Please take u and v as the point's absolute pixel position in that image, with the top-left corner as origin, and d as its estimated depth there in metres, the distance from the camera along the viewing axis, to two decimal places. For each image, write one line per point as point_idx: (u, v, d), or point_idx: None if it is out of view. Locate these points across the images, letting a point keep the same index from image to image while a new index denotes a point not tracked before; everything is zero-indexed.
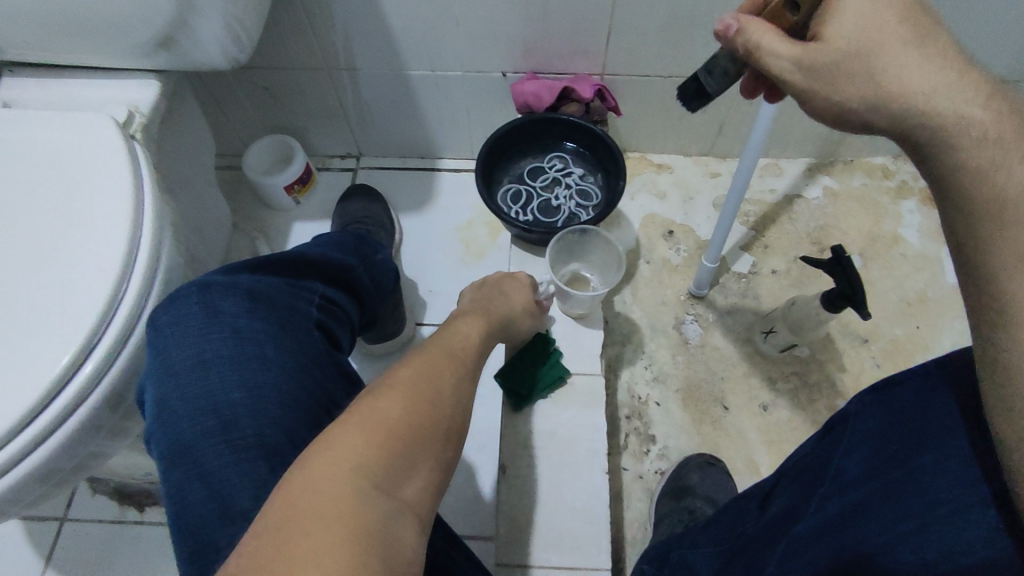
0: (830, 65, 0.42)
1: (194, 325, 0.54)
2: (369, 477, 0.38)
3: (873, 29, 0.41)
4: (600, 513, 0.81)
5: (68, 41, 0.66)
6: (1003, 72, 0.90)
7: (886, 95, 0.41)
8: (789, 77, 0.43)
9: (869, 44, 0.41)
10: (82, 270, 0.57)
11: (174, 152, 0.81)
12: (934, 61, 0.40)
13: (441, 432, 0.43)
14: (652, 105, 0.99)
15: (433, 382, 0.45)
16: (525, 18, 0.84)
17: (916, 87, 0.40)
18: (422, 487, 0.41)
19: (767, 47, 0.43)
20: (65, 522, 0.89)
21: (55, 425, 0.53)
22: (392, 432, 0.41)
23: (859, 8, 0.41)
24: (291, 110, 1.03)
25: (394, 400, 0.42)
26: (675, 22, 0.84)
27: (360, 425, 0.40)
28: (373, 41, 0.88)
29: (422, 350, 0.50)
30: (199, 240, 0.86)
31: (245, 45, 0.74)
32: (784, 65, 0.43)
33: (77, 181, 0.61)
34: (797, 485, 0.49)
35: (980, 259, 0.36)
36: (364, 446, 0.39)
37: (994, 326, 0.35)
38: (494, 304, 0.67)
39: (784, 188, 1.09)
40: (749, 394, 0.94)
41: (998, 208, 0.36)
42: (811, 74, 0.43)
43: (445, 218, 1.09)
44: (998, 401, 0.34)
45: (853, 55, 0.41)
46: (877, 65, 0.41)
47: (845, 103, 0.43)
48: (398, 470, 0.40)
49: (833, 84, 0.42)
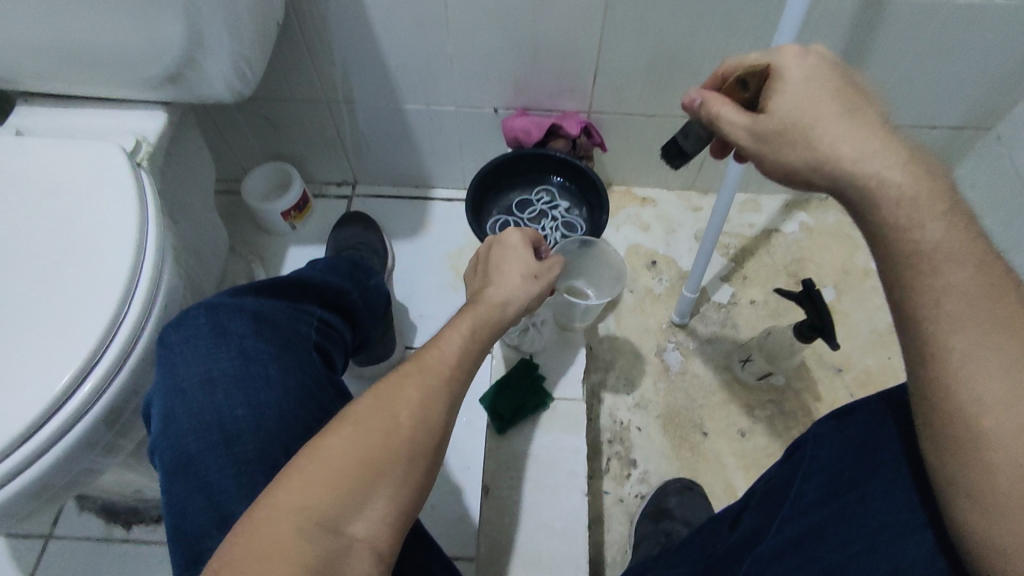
0: (777, 132, 0.46)
1: (204, 345, 0.57)
2: (313, 516, 0.41)
3: (810, 105, 0.45)
4: (579, 534, 0.83)
5: (82, 74, 0.70)
6: (961, 120, 0.98)
7: (821, 160, 0.44)
8: (742, 143, 0.48)
9: (807, 116, 0.45)
10: (85, 293, 0.60)
11: (176, 178, 0.85)
12: (861, 134, 0.43)
13: (397, 463, 0.45)
14: (635, 142, 1.04)
15: (391, 412, 0.47)
16: (516, 60, 0.90)
17: (844, 152, 0.43)
18: (378, 520, 0.43)
19: (724, 116, 0.49)
20: (50, 540, 0.90)
21: (51, 443, 0.55)
22: (340, 470, 0.43)
23: (795, 90, 0.46)
24: (289, 139, 1.07)
25: (344, 438, 0.44)
26: (656, 66, 0.90)
27: (312, 465, 0.43)
28: (371, 77, 0.93)
29: (398, 370, 0.50)
30: (196, 262, 0.89)
31: (250, 81, 0.78)
32: (739, 131, 0.48)
33: (85, 207, 0.64)
34: (761, 507, 0.54)
35: (907, 302, 0.39)
36: (308, 487, 0.42)
37: (921, 363, 0.38)
38: (504, 256, 0.60)
39: (762, 223, 1.14)
40: (727, 420, 0.97)
41: (915, 262, 0.39)
42: (760, 140, 0.47)
43: (437, 245, 1.13)
44: (931, 432, 0.38)
45: (794, 126, 0.45)
46: (815, 134, 0.44)
47: (788, 166, 0.46)
48: (347, 507, 0.42)
49: (780, 150, 0.46)
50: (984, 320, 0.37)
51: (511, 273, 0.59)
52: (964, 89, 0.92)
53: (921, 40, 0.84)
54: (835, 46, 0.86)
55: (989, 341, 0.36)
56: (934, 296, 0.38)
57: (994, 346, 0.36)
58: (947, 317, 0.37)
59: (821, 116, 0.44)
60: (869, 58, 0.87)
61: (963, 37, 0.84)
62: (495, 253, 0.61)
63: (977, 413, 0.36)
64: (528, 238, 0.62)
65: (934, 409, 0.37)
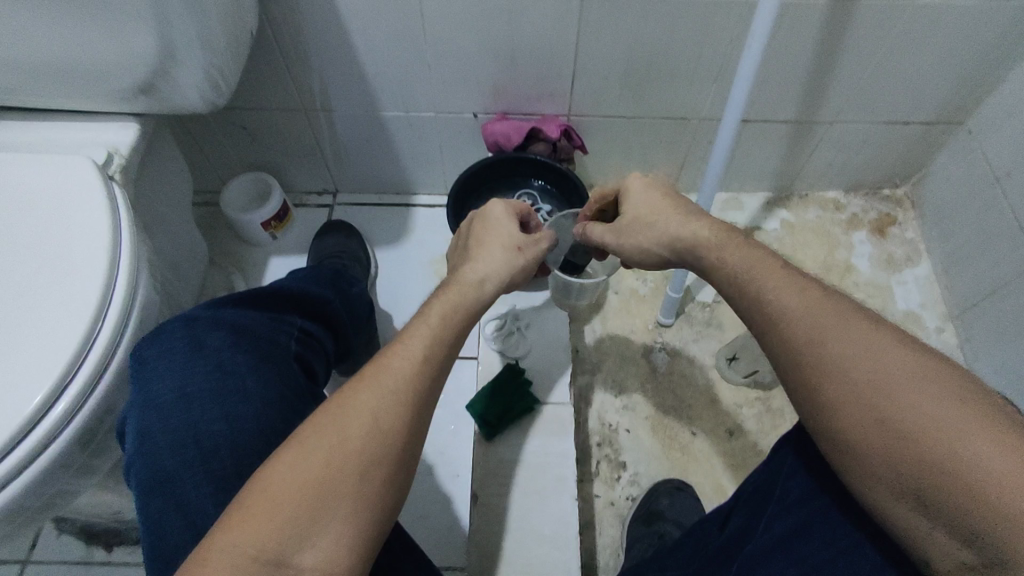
0: (627, 227, 0.63)
1: (179, 359, 0.55)
2: (252, 550, 0.40)
3: (647, 207, 0.63)
4: (570, 539, 0.82)
5: (50, 87, 0.69)
6: (934, 116, 1.00)
7: (663, 239, 0.60)
8: (610, 243, 0.66)
9: (645, 214, 0.62)
10: (57, 310, 0.58)
11: (151, 191, 0.83)
12: (674, 216, 0.60)
13: (350, 479, 0.44)
14: (616, 144, 1.05)
15: (340, 426, 0.46)
16: (493, 65, 0.89)
17: (669, 226, 0.60)
18: (327, 547, 0.42)
19: (596, 232, 0.67)
20: (27, 564, 0.87)
21: (22, 466, 0.53)
22: (285, 497, 0.42)
23: (636, 197, 0.64)
24: (267, 149, 1.06)
25: (286, 464, 0.43)
26: (634, 68, 0.90)
27: (258, 496, 0.42)
28: (347, 83, 0.92)
29: (353, 380, 0.49)
30: (173, 275, 0.87)
31: (224, 91, 0.77)
32: (606, 234, 0.66)
33: (54, 221, 0.63)
34: (750, 504, 0.56)
35: (751, 327, 0.52)
36: (251, 520, 0.41)
37: (802, 365, 0.46)
38: (487, 228, 0.61)
39: (744, 221, 1.16)
40: (716, 419, 0.98)
41: (737, 290, 0.53)
42: (618, 234, 0.64)
43: (420, 252, 1.12)
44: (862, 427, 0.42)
45: (637, 221, 0.62)
46: (651, 223, 0.61)
47: (642, 248, 0.62)
48: (292, 535, 0.41)
49: (631, 236, 0.63)
50: (851, 359, 0.44)
51: (492, 245, 0.60)
52: (937, 84, 0.94)
53: (893, 37, 0.86)
54: (811, 46, 0.87)
55: (854, 375, 0.43)
56: (759, 316, 0.50)
57: (863, 377, 0.43)
58: (764, 329, 0.50)
59: (653, 211, 0.62)
60: (843, 56, 0.88)
61: (933, 33, 0.85)
62: (478, 227, 0.62)
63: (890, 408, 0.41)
64: (513, 209, 0.63)
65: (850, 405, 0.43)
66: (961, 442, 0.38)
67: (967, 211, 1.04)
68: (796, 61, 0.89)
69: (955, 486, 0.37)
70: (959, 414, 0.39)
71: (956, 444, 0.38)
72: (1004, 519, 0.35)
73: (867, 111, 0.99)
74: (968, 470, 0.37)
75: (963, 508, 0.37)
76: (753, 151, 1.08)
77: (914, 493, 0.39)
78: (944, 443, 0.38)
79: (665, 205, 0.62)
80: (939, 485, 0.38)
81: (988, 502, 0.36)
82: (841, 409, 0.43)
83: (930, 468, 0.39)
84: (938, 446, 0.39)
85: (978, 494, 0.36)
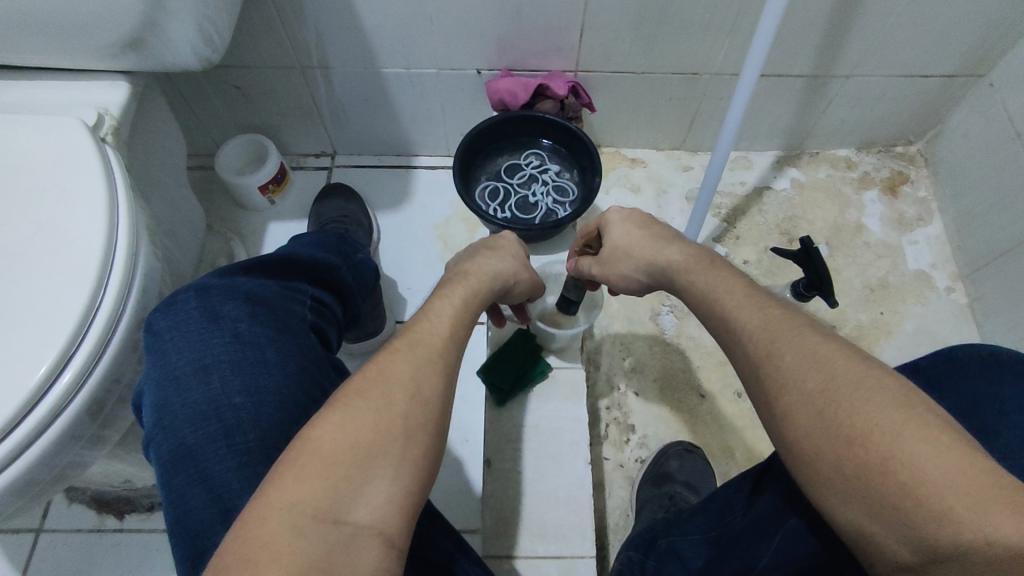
0: (608, 257, 0.64)
1: (196, 330, 0.54)
2: (307, 509, 0.39)
3: (627, 237, 0.62)
4: (584, 502, 0.84)
5: (34, 44, 0.65)
6: (954, 69, 0.97)
7: (642, 267, 0.61)
8: (592, 272, 0.68)
9: (623, 246, 0.62)
10: (55, 278, 0.56)
11: (144, 154, 0.80)
12: (650, 246, 0.61)
13: (396, 442, 0.43)
14: (624, 101, 1.01)
15: (383, 388, 0.45)
16: (498, 18, 0.85)
17: (642, 255, 0.61)
18: (381, 505, 0.41)
19: (582, 266, 0.69)
20: (41, 533, 0.88)
21: (30, 440, 0.52)
22: (332, 457, 0.41)
23: (617, 229, 0.64)
24: (262, 110, 1.02)
25: (334, 425, 0.43)
26: (645, 18, 0.86)
27: (301, 459, 0.41)
28: (345, 40, 0.88)
29: (389, 348, 0.49)
30: (172, 242, 0.84)
31: (218, 45, 0.73)
32: (588, 264, 0.68)
33: (45, 186, 0.60)
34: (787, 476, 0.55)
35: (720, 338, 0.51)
36: (300, 482, 0.40)
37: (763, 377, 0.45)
38: (499, 242, 0.65)
39: (754, 180, 1.14)
40: (724, 381, 0.97)
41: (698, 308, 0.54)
42: (600, 264, 0.66)
43: (422, 215, 1.09)
44: (825, 430, 0.41)
45: (617, 250, 0.63)
46: (632, 253, 0.62)
47: (620, 275, 0.64)
48: (343, 493, 0.40)
49: (613, 266, 0.64)
50: (800, 370, 0.43)
51: (504, 254, 0.63)
52: (960, 34, 0.90)
53: None
54: None
55: (805, 384, 0.43)
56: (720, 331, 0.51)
57: (808, 385, 0.42)
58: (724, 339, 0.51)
59: (631, 242, 0.62)
60: (864, 6, 0.84)
61: None
62: (488, 241, 0.65)
63: (854, 409, 0.40)
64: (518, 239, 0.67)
65: (815, 414, 0.41)
66: (915, 450, 0.36)
67: (982, 167, 1.02)
68: (816, 12, 0.85)
69: (911, 495, 0.36)
70: (895, 407, 0.39)
71: (897, 432, 0.38)
72: (936, 516, 0.34)
73: (885, 65, 0.95)
74: (905, 469, 0.36)
75: (907, 516, 0.36)
76: (764, 107, 1.05)
77: (860, 497, 0.38)
78: (881, 445, 0.38)
79: (643, 237, 0.61)
80: (885, 492, 0.37)
81: (927, 501, 0.35)
82: (794, 417, 0.42)
83: (873, 470, 0.38)
84: (876, 448, 0.38)
85: (912, 493, 0.36)
